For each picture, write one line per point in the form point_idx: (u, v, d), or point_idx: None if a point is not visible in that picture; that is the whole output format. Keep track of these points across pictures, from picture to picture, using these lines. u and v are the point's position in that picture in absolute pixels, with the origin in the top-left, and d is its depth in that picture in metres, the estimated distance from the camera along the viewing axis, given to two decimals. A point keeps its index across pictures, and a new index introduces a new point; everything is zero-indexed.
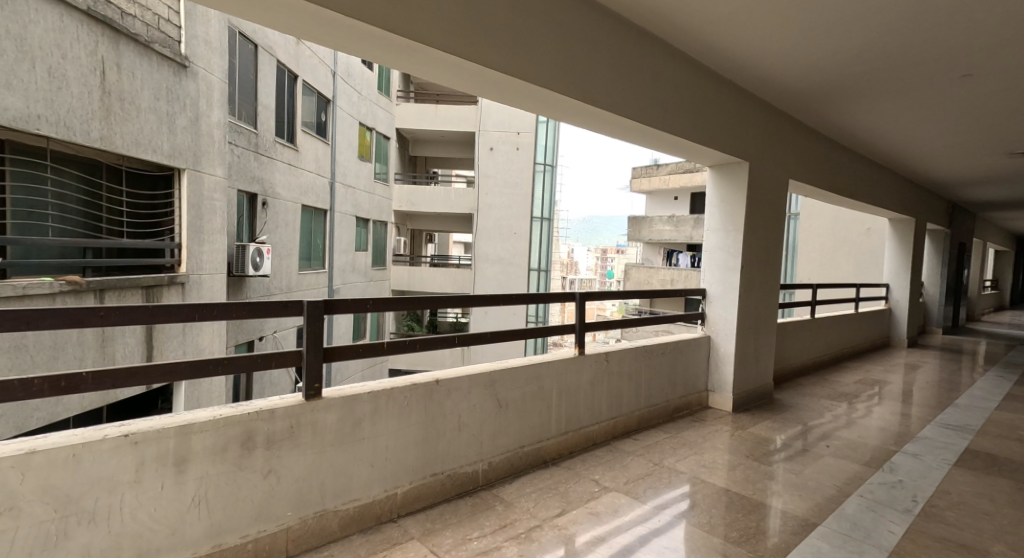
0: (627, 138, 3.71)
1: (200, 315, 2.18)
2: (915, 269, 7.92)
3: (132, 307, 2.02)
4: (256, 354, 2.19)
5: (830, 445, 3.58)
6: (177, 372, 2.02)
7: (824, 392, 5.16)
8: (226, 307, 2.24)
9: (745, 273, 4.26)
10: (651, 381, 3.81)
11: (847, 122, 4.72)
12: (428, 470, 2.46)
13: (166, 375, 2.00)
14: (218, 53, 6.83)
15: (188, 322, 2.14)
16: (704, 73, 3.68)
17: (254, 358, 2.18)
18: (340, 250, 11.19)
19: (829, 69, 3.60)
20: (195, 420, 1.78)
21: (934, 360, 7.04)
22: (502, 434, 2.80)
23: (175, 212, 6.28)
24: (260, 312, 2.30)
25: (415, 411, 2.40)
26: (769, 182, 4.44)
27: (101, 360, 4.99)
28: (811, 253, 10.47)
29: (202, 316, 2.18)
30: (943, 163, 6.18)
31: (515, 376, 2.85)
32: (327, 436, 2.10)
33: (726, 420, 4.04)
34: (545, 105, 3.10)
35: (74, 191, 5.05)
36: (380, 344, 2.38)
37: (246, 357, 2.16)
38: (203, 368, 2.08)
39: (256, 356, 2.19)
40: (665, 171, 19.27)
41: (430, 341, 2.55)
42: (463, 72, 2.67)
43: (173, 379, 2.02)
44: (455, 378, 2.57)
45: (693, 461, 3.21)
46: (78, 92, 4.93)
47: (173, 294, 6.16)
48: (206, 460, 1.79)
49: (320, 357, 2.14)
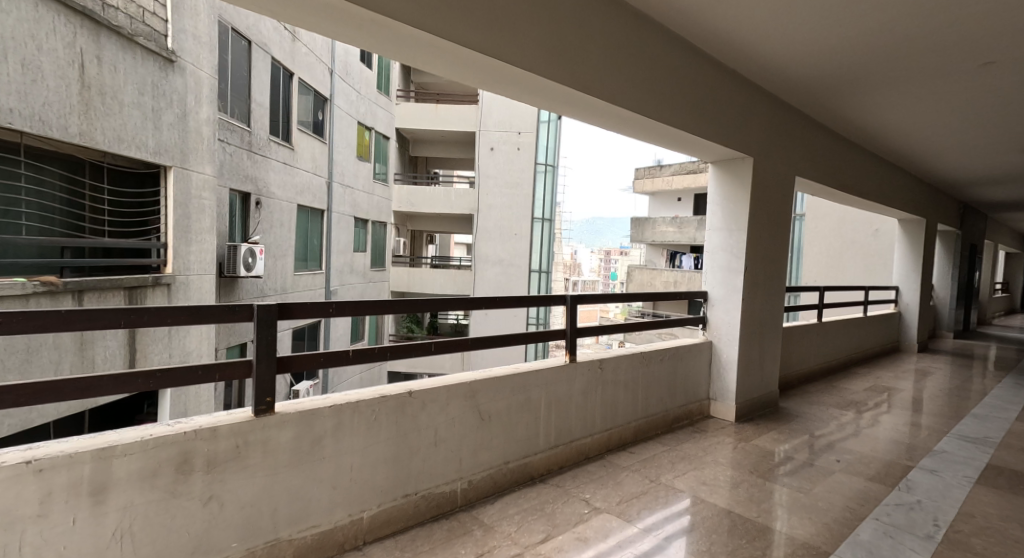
0: (623, 131, 3.48)
1: (129, 321, 1.91)
2: (927, 271, 7.65)
3: (42, 312, 1.76)
4: (196, 365, 1.92)
5: (840, 458, 3.34)
6: (99, 387, 1.74)
7: (832, 400, 4.91)
8: (162, 311, 1.98)
9: (749, 275, 4.03)
10: (649, 390, 3.57)
11: (857, 115, 4.48)
12: (399, 491, 2.24)
13: (82, 391, 1.73)
14: (208, 48, 6.61)
15: (113, 330, 1.87)
16: (704, 60, 3.44)
17: (192, 368, 1.90)
18: (337, 251, 10.98)
19: (841, 55, 3.35)
20: (119, 443, 1.57)
21: (947, 366, 6.78)
22: (484, 449, 2.57)
23: (162, 210, 6.08)
24: (204, 318, 2.06)
25: (385, 426, 2.18)
26: (775, 178, 4.20)
27: (81, 364, 4.79)
28: (817, 254, 10.21)
29: (131, 322, 1.92)
30: (957, 160, 5.92)
31: (499, 386, 2.62)
32: (280, 456, 1.87)
33: (728, 431, 3.80)
34: (533, 94, 2.86)
35: (52, 187, 4.85)
36: (344, 352, 2.16)
37: (183, 370, 1.90)
38: (131, 382, 1.81)
39: (196, 367, 1.92)
40: (668, 172, 18.97)
41: (402, 348, 2.33)
42: (442, 55, 2.44)
43: (93, 394, 1.74)
44: (432, 388, 2.35)
45: (693, 477, 2.97)
46: (54, 86, 4.73)
47: (158, 296, 5.96)
48: (131, 488, 1.58)
49: (272, 368, 1.93)
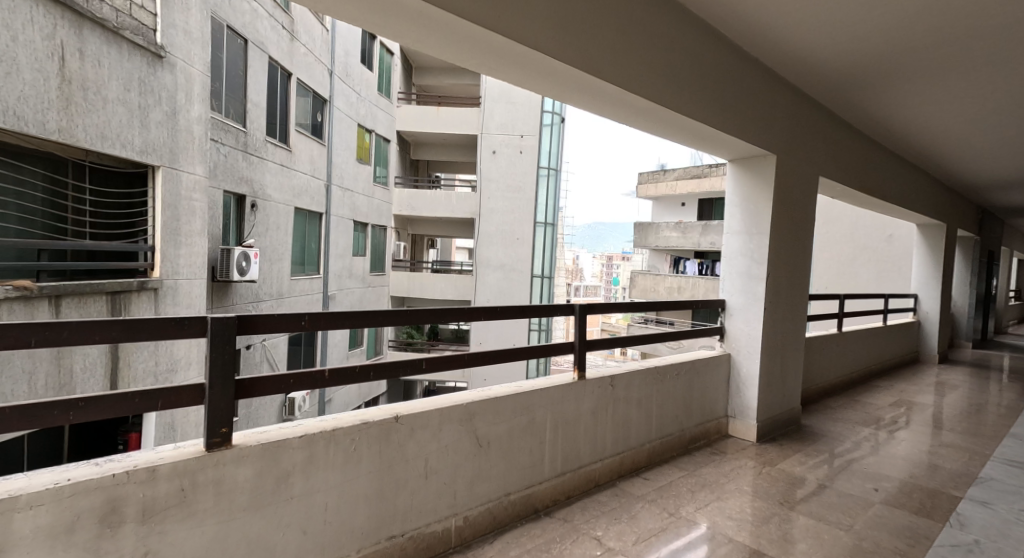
0: (637, 123, 3.19)
1: (40, 339, 1.41)
2: (947, 278, 7.33)
3: None
4: (132, 392, 1.49)
5: (877, 484, 3.03)
6: None
7: (855, 416, 4.59)
8: (87, 323, 1.48)
9: (771, 283, 3.73)
10: (664, 407, 3.27)
11: (883, 110, 4.20)
12: (383, 533, 1.94)
13: None
14: (200, 45, 6.33)
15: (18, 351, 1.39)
16: (725, 46, 3.13)
17: (124, 395, 1.46)
18: (335, 255, 10.68)
19: (878, 39, 3.05)
20: (23, 492, 1.27)
21: (970, 378, 6.46)
22: (481, 480, 2.27)
23: (150, 212, 5.78)
24: (144, 333, 1.56)
25: (367, 457, 1.89)
26: (798, 178, 3.90)
27: (57, 376, 4.48)
28: (829, 260, 9.90)
29: (44, 339, 1.42)
30: (984, 159, 5.61)
31: (498, 408, 2.32)
32: (238, 499, 1.57)
33: (750, 452, 3.49)
34: (540, 77, 2.56)
35: (31, 187, 4.56)
36: (319, 372, 1.84)
37: (113, 397, 1.47)
38: (42, 414, 1.39)
39: (132, 394, 1.49)
40: (671, 177, 18.53)
41: (388, 366, 2.02)
42: (437, 29, 2.15)
43: None
44: (422, 412, 2.05)
45: (715, 509, 2.66)
46: (32, 79, 4.45)
47: (144, 301, 5.65)
48: (39, 548, 1.28)
49: (230, 393, 1.62)
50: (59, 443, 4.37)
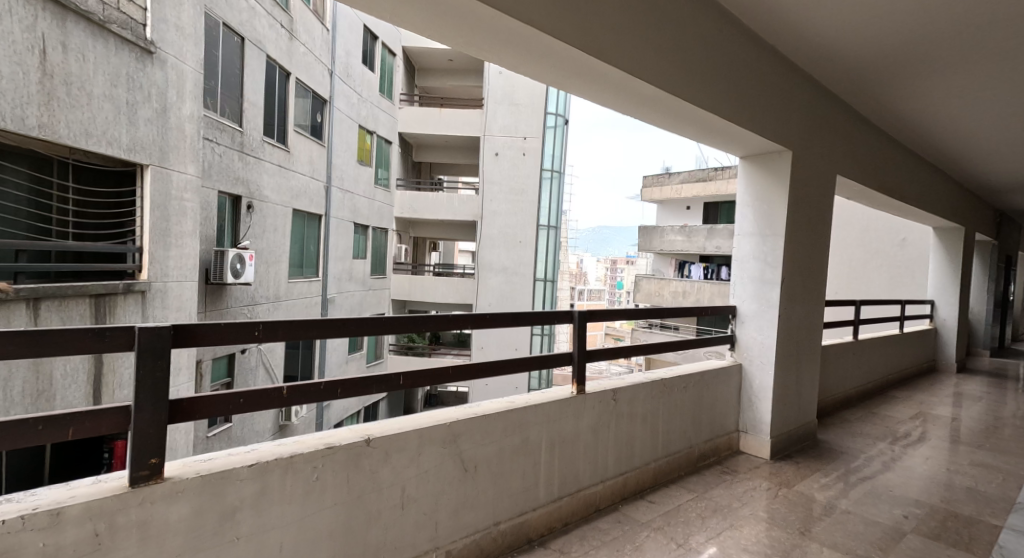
0: (643, 114, 2.95)
1: None
2: (965, 284, 7.04)
3: None
4: (33, 418, 1.23)
5: (907, 510, 2.77)
6: None
7: (873, 429, 4.32)
8: None
9: (787, 288, 3.47)
10: (671, 422, 3.02)
11: (905, 104, 3.95)
12: None
13: None
14: (191, 40, 6.11)
15: None
16: (741, 31, 2.89)
17: (22, 422, 1.21)
18: (335, 258, 10.46)
19: (911, 24, 2.78)
20: None
21: (991, 389, 6.17)
22: (467, 508, 2.03)
23: (138, 211, 5.55)
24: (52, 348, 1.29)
25: (331, 488, 1.65)
26: (815, 177, 3.65)
27: (35, 388, 4.19)
28: (839, 265, 9.61)
29: None
30: (1007, 159, 5.34)
31: (486, 427, 2.08)
32: (170, 543, 1.34)
33: (764, 471, 3.24)
34: (539, 61, 2.33)
35: (15, 187, 4.33)
36: (276, 391, 1.60)
37: (9, 425, 1.21)
38: None
39: (33, 421, 1.23)
40: (676, 181, 18.26)
41: (359, 382, 1.79)
42: (420, 3, 1.94)
43: None
44: (397, 434, 1.81)
45: (729, 539, 2.41)
46: (10, 72, 4.19)
47: (130, 304, 5.40)
48: None
49: (163, 417, 1.38)
50: (43, 461, 4.02)
